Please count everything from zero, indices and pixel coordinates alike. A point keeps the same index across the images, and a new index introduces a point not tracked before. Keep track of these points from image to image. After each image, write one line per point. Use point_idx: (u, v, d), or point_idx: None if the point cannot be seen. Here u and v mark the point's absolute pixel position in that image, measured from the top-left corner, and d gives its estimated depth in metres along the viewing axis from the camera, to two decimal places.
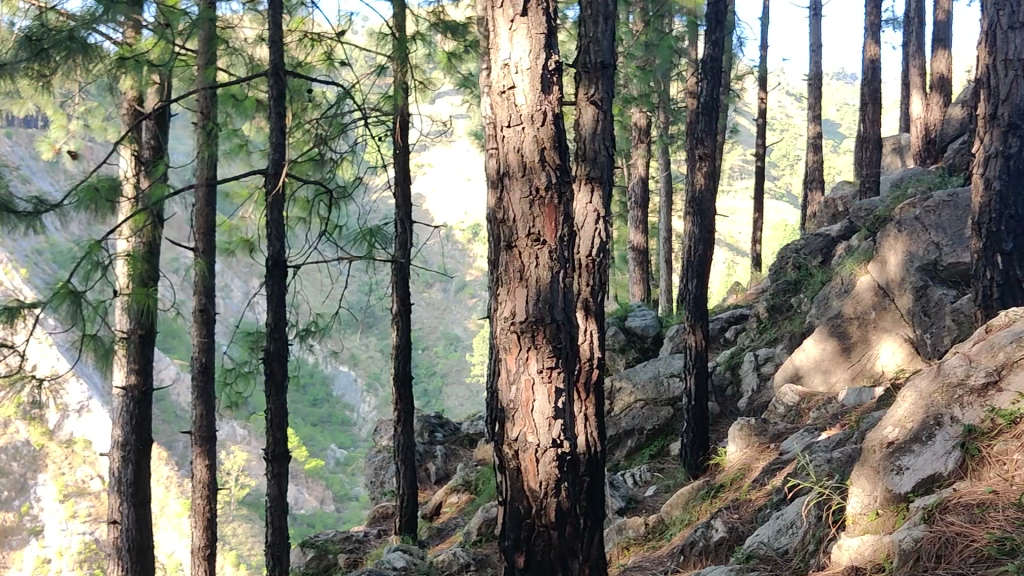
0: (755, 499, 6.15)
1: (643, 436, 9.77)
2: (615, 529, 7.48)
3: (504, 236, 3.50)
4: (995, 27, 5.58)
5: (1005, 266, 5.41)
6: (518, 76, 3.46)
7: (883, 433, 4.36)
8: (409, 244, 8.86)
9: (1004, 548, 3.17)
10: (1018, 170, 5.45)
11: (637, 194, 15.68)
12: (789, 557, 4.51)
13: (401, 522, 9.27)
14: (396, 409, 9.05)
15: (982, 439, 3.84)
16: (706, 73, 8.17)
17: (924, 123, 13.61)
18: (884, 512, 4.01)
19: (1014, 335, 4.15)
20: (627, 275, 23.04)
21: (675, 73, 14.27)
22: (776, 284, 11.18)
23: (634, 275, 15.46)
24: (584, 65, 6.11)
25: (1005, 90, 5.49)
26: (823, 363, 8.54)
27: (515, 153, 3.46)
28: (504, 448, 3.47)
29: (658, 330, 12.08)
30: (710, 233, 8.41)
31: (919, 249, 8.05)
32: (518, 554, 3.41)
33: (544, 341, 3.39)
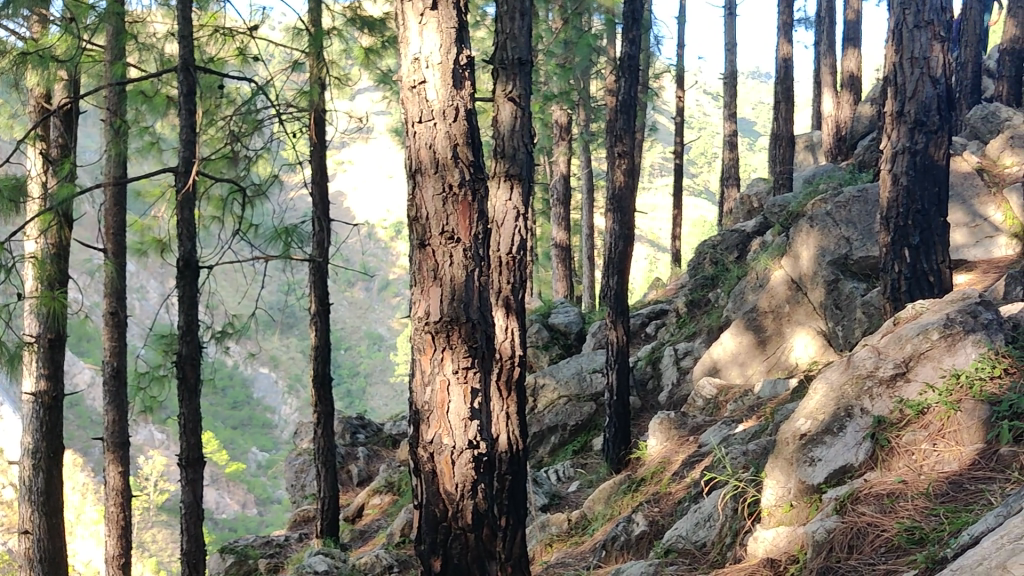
0: (675, 492, 6.19)
1: (566, 432, 9.81)
2: (538, 526, 7.49)
3: (417, 234, 3.42)
4: (901, 26, 5.69)
5: (912, 260, 5.59)
6: (428, 71, 3.38)
7: (794, 425, 4.39)
8: (326, 242, 8.73)
9: (913, 538, 3.22)
10: (924, 166, 5.59)
11: (559, 192, 15.77)
12: (707, 550, 4.55)
13: (322, 526, 9.13)
14: (316, 411, 8.88)
15: (891, 431, 3.95)
16: (624, 72, 8.19)
17: (835, 120, 13.93)
18: (797, 503, 4.04)
19: (921, 327, 4.24)
20: (550, 272, 23.17)
21: (594, 72, 14.36)
22: (694, 280, 11.32)
23: (557, 272, 15.53)
24: (501, 61, 6.03)
25: (912, 88, 5.61)
26: (740, 355, 8.73)
27: (427, 150, 3.38)
28: (418, 451, 3.39)
29: (581, 326, 12.13)
30: (630, 230, 8.43)
31: (830, 244, 8.21)
32: (434, 559, 3.36)
33: (459, 341, 3.33)
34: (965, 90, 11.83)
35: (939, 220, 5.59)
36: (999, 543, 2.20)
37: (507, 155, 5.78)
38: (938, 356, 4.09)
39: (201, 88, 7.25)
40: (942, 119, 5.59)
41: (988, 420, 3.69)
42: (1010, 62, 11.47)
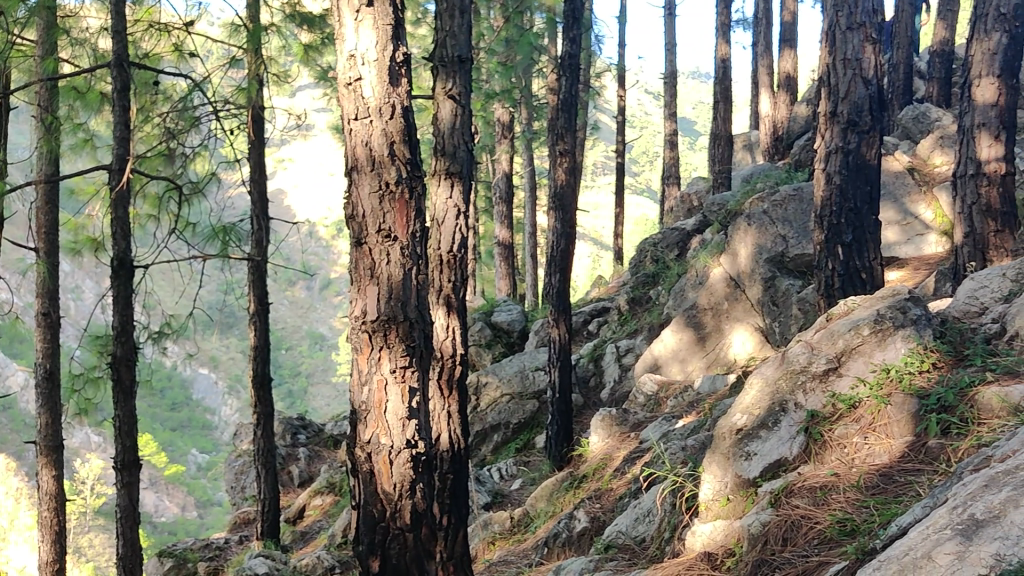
0: (615, 488, 6.23)
1: (509, 430, 9.84)
2: (481, 525, 7.50)
3: (353, 232, 3.40)
4: (834, 27, 5.80)
5: (845, 257, 5.70)
6: (364, 68, 3.36)
7: (730, 421, 4.46)
8: (265, 241, 8.63)
9: (845, 530, 3.28)
10: (856, 166, 5.70)
11: (502, 190, 15.79)
12: (646, 545, 4.59)
13: (262, 528, 9.03)
14: (255, 411, 8.76)
15: (824, 425, 4.02)
16: (565, 70, 8.22)
17: (772, 120, 14.17)
18: (734, 497, 4.10)
19: (853, 323, 4.33)
20: (493, 270, 23.18)
21: (535, 70, 14.38)
22: (635, 278, 11.42)
23: (499, 271, 15.55)
24: (440, 59, 6.00)
25: (844, 88, 5.72)
26: (680, 351, 8.83)
27: (363, 147, 3.35)
28: (356, 452, 3.36)
29: (524, 324, 12.15)
30: (572, 228, 8.46)
31: (767, 242, 8.36)
32: (372, 559, 3.33)
33: (396, 340, 3.31)
34: (897, 91, 12.11)
35: (871, 218, 5.72)
36: (924, 533, 2.26)
37: (448, 152, 5.76)
38: (869, 351, 4.18)
39: (135, 84, 7.09)
40: (874, 119, 5.71)
41: (917, 413, 3.77)
42: (939, 64, 11.76)
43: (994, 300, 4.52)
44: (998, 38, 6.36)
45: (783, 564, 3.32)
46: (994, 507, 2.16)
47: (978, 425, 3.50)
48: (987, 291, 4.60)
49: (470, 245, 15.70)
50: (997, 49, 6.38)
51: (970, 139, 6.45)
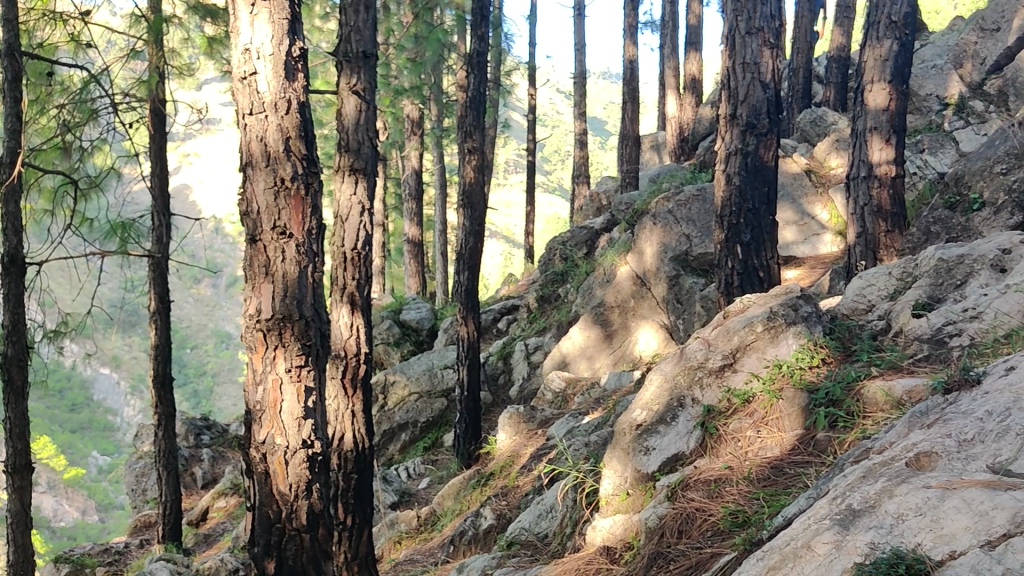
0: (522, 485, 6.27)
1: (417, 428, 9.80)
2: (387, 525, 7.47)
3: (247, 229, 3.34)
4: (734, 32, 5.93)
5: (744, 256, 5.83)
6: (259, 62, 3.30)
7: (631, 416, 4.52)
8: (166, 237, 8.40)
9: (737, 521, 3.35)
10: (755, 167, 5.85)
11: (411, 187, 15.72)
12: (548, 541, 4.63)
13: (163, 531, 8.81)
14: (156, 411, 8.53)
15: (719, 419, 4.11)
16: (473, 67, 8.17)
17: (678, 122, 14.41)
18: (633, 491, 4.16)
19: (747, 320, 4.44)
20: (403, 268, 23.05)
21: (445, 66, 14.33)
22: (544, 276, 11.48)
23: (409, 269, 15.46)
24: (344, 54, 5.90)
25: (743, 91, 5.86)
26: (587, 349, 8.90)
27: (258, 142, 3.30)
28: (251, 452, 3.30)
29: (433, 322, 12.11)
30: (480, 225, 8.46)
31: (671, 241, 8.55)
32: (268, 561, 3.28)
33: (292, 338, 3.27)
34: (796, 96, 12.46)
35: (768, 218, 5.88)
36: (806, 523, 2.32)
37: (351, 148, 5.60)
38: (762, 347, 4.30)
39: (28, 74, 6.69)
40: (771, 121, 5.89)
41: (807, 407, 3.90)
42: (836, 70, 12.16)
43: (881, 297, 4.72)
44: (889, 45, 6.60)
45: (678, 557, 3.39)
46: (870, 497, 2.24)
47: (863, 418, 3.63)
48: (874, 289, 4.80)
49: (378, 242, 15.58)
50: (888, 56, 6.62)
51: (863, 143, 6.68)
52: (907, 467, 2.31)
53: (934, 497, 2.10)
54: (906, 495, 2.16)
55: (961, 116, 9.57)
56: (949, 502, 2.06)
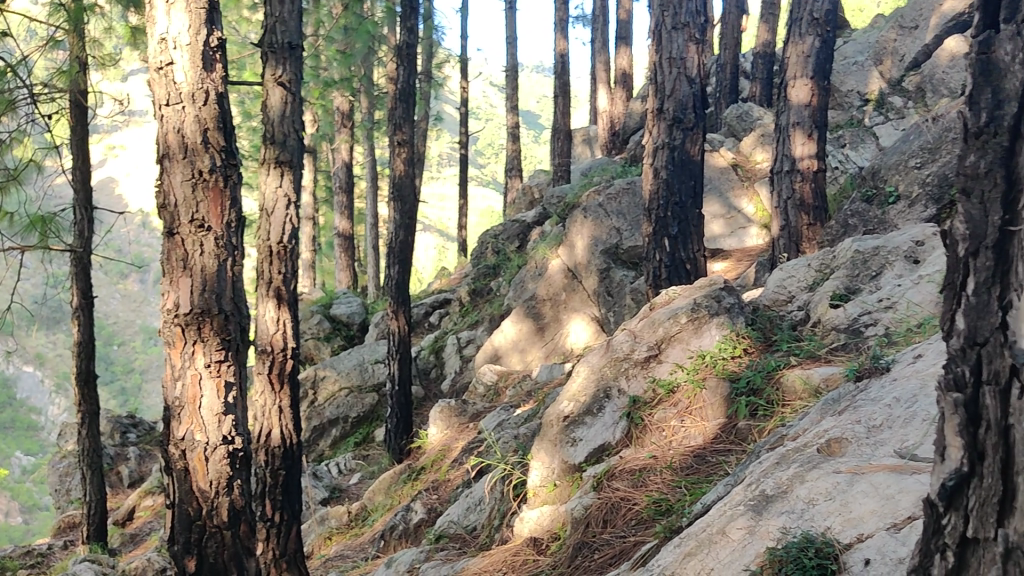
0: (452, 479, 6.26)
1: (348, 424, 9.73)
2: (318, 521, 7.42)
3: (164, 222, 3.28)
4: (660, 27, 5.99)
5: (671, 248, 5.90)
6: (176, 52, 3.24)
7: (558, 408, 4.53)
8: (89, 232, 8.19)
9: (660, 509, 3.39)
10: (681, 161, 5.93)
11: (342, 180, 15.57)
12: (476, 533, 4.63)
13: (88, 532, 8.61)
14: (80, 410, 8.33)
15: (644, 409, 4.16)
16: (402, 60, 8.09)
17: (609, 116, 14.51)
18: (560, 482, 4.18)
19: (672, 312, 4.50)
20: (334, 261, 22.83)
21: (376, 58, 14.20)
22: (476, 269, 11.48)
23: (339, 262, 15.32)
24: (269, 45, 5.67)
25: (670, 86, 5.94)
26: (520, 343, 8.91)
27: (175, 133, 3.24)
28: (169, 449, 3.24)
29: (364, 316, 12.02)
30: (411, 219, 8.40)
31: (602, 234, 8.65)
32: (188, 559, 3.20)
33: (211, 333, 3.23)
34: (724, 91, 12.61)
35: (694, 211, 5.96)
36: (722, 510, 2.36)
37: (277, 141, 5.48)
38: (686, 338, 4.36)
39: None
40: (697, 116, 5.97)
41: (729, 396, 3.97)
42: (762, 65, 12.35)
43: (801, 288, 4.84)
44: (811, 41, 6.73)
45: (602, 546, 3.42)
46: (783, 483, 2.29)
47: (782, 406, 3.72)
48: (794, 280, 4.92)
49: (308, 235, 15.40)
50: (810, 53, 6.74)
51: (786, 137, 6.80)
52: (819, 453, 2.37)
53: (843, 481, 2.16)
54: (816, 480, 2.22)
55: (881, 111, 9.80)
56: (857, 487, 2.11)
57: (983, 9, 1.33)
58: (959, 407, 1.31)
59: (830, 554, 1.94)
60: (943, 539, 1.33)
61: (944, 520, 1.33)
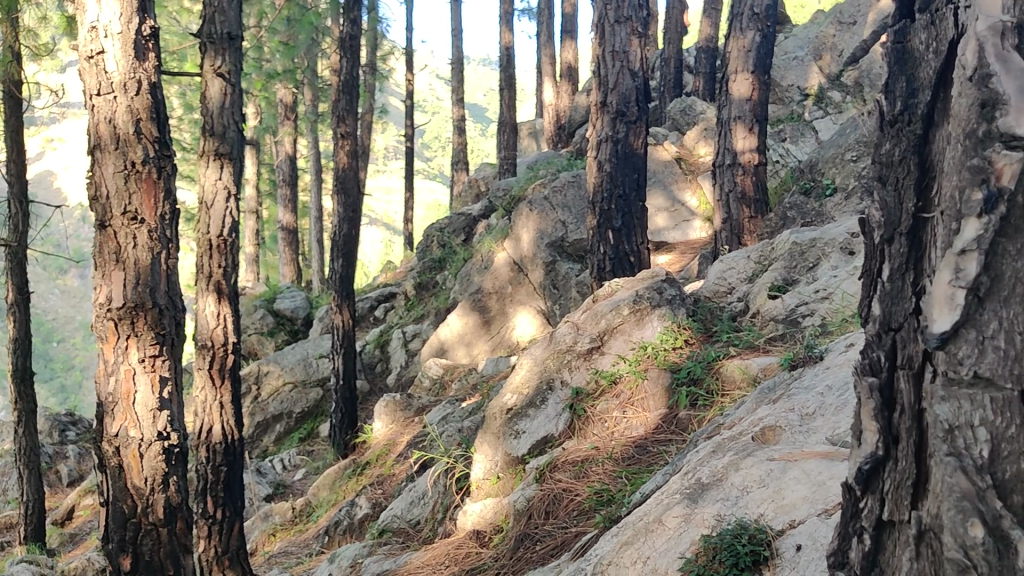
0: (397, 473, 6.23)
1: (292, 419, 9.64)
2: (261, 518, 7.36)
3: (95, 215, 3.21)
4: (603, 20, 6.00)
5: (615, 241, 5.93)
6: (107, 41, 3.17)
7: (501, 400, 4.53)
8: (24, 226, 7.97)
9: (601, 500, 3.41)
10: (625, 154, 5.95)
11: (285, 173, 15.38)
12: (420, 527, 4.61)
13: (26, 533, 8.41)
14: (16, 409, 8.12)
15: (587, 401, 4.17)
16: (345, 51, 7.99)
17: (555, 109, 14.52)
18: (503, 475, 4.18)
19: (614, 304, 4.52)
20: (279, 255, 22.60)
21: (319, 50, 14.01)
22: (421, 263, 11.43)
23: (284, 256, 15.16)
24: (208, 35, 5.40)
25: (613, 79, 5.96)
26: (465, 336, 8.86)
27: (106, 124, 3.17)
28: (103, 446, 3.18)
29: (308, 310, 11.91)
30: (355, 212, 8.30)
31: (547, 227, 8.68)
32: (123, 557, 3.14)
33: (145, 328, 3.17)
34: (668, 85, 12.70)
35: (638, 204, 5.99)
36: (659, 498, 2.37)
37: (217, 132, 5.24)
38: (628, 330, 4.39)
39: None
40: (640, 109, 6.00)
41: (670, 386, 4.00)
42: (705, 60, 12.45)
43: (740, 280, 4.91)
44: (751, 36, 6.77)
45: (544, 537, 3.42)
46: (717, 471, 2.31)
47: (722, 396, 3.76)
48: (734, 272, 4.99)
49: (251, 229, 15.20)
50: (751, 47, 6.80)
51: (728, 131, 6.85)
52: (753, 441, 2.40)
53: (776, 469, 2.20)
54: (750, 468, 2.25)
55: (821, 106, 9.96)
56: (789, 474, 2.15)
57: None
58: (874, 391, 1.21)
59: (763, 541, 1.97)
60: (861, 523, 1.23)
61: (861, 503, 1.23)
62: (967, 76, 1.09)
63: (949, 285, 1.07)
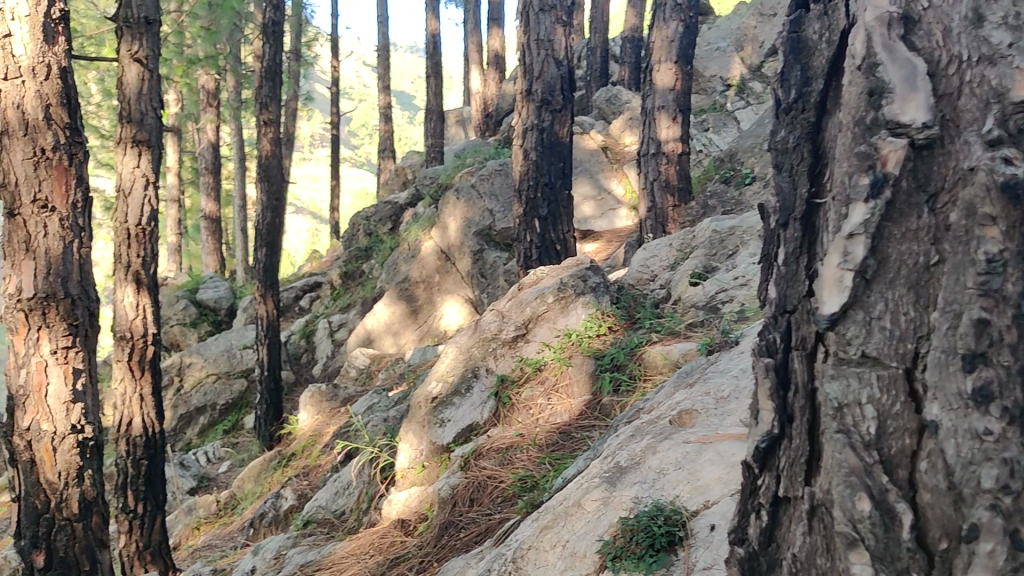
0: (323, 463, 6.19)
1: (216, 411, 9.48)
2: (184, 511, 7.23)
3: (3, 202, 3.12)
4: (528, 8, 6.00)
5: (541, 229, 5.95)
6: (14, 24, 3.07)
7: (426, 389, 4.52)
8: None
9: (526, 486, 3.44)
10: (550, 143, 5.98)
11: (208, 161, 15.07)
12: (345, 517, 4.57)
13: None
14: None
15: (512, 388, 4.20)
16: (268, 37, 7.84)
17: (482, 97, 14.51)
18: (428, 464, 4.17)
19: (539, 292, 4.54)
20: (201, 245, 22.16)
21: (242, 36, 13.74)
22: (347, 251, 11.33)
23: (207, 246, 14.87)
24: (124, 19, 4.95)
25: (538, 68, 5.97)
26: (392, 325, 8.78)
27: (14, 109, 3.08)
28: (13, 440, 3.08)
29: (232, 301, 11.71)
30: (278, 201, 8.17)
31: (474, 216, 8.69)
32: (37, 553, 3.05)
33: (57, 319, 3.09)
34: (594, 74, 12.78)
35: (563, 192, 6.03)
36: (579, 483, 2.40)
37: (135, 120, 4.94)
38: (553, 317, 4.42)
39: None
40: (565, 98, 6.03)
41: (594, 372, 4.04)
42: (630, 49, 12.56)
43: (662, 267, 4.99)
44: (674, 26, 6.85)
45: (468, 524, 3.43)
46: (635, 454, 2.35)
47: (644, 380, 3.82)
48: (657, 260, 5.07)
49: (173, 217, 14.87)
50: (674, 37, 6.89)
51: (652, 120, 6.91)
52: (671, 424, 2.44)
53: (692, 451, 2.25)
54: (667, 451, 2.29)
55: (742, 97, 10.14)
56: (704, 455, 2.20)
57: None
58: (771, 370, 1.24)
59: (679, 521, 2.01)
60: (759, 499, 1.26)
61: (759, 481, 1.27)
62: (857, 65, 1.12)
63: (837, 267, 1.11)
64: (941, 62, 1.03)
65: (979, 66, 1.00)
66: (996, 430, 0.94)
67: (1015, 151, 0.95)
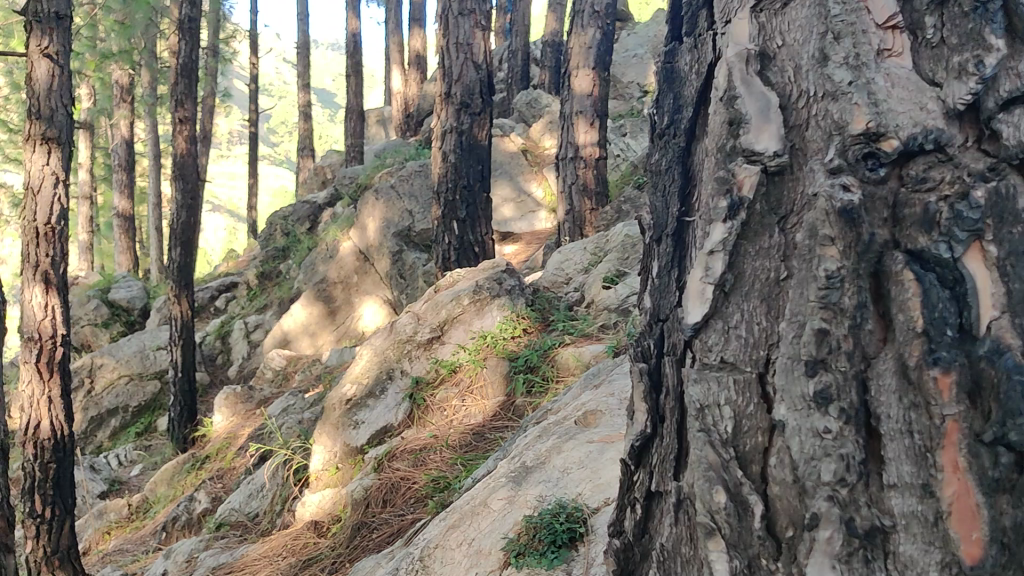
0: (237, 466, 6.14)
1: (128, 413, 9.30)
2: (94, 515, 7.07)
3: None
4: (447, 12, 6.07)
5: (459, 231, 6.00)
6: None
7: (340, 391, 4.53)
8: None
9: (438, 486, 3.50)
10: (469, 145, 6.03)
11: (121, 157, 14.70)
12: (258, 519, 4.56)
13: None
14: None
15: (426, 390, 4.24)
16: (184, 33, 7.72)
17: (403, 97, 14.50)
18: (342, 465, 4.17)
19: (453, 294, 4.61)
20: (113, 245, 21.59)
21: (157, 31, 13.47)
22: (264, 251, 11.21)
23: (119, 245, 14.51)
24: (33, 12, 4.81)
25: (457, 71, 6.02)
26: (309, 326, 8.73)
27: None
28: None
29: (145, 301, 11.50)
30: (194, 199, 8.05)
31: (393, 216, 8.71)
32: None
33: None
34: (514, 77, 12.87)
35: (481, 195, 6.10)
36: (487, 482, 2.47)
37: (43, 116, 4.81)
38: (468, 319, 4.49)
39: None
40: (483, 101, 6.10)
41: (508, 374, 4.12)
42: (550, 53, 12.69)
43: (576, 270, 5.10)
44: (592, 33, 6.99)
45: (381, 525, 3.47)
46: (541, 454, 2.44)
47: (556, 382, 3.92)
48: (571, 264, 5.18)
49: (84, 215, 14.48)
50: (591, 44, 7.01)
51: (570, 125, 7.02)
52: (576, 424, 2.54)
53: (594, 450, 2.34)
54: (570, 450, 2.39)
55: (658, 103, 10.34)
56: (606, 454, 2.30)
57: (671, 20, 1.40)
58: (644, 375, 1.34)
59: (580, 518, 2.09)
60: (634, 494, 1.36)
61: (634, 477, 1.36)
62: (719, 96, 1.21)
63: (700, 280, 1.20)
64: (792, 96, 1.13)
65: (823, 101, 1.09)
66: (834, 429, 1.04)
67: (852, 179, 1.05)
